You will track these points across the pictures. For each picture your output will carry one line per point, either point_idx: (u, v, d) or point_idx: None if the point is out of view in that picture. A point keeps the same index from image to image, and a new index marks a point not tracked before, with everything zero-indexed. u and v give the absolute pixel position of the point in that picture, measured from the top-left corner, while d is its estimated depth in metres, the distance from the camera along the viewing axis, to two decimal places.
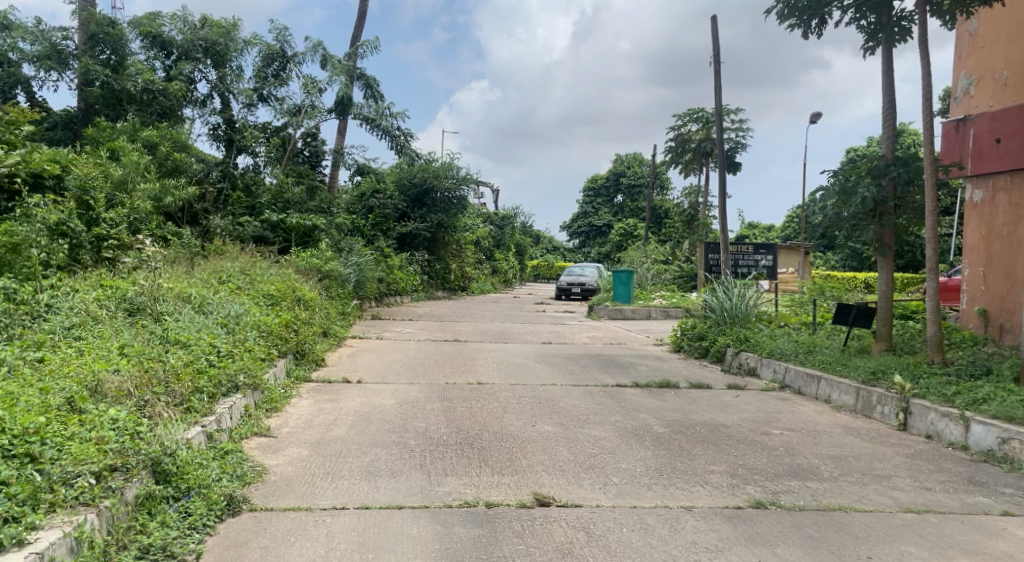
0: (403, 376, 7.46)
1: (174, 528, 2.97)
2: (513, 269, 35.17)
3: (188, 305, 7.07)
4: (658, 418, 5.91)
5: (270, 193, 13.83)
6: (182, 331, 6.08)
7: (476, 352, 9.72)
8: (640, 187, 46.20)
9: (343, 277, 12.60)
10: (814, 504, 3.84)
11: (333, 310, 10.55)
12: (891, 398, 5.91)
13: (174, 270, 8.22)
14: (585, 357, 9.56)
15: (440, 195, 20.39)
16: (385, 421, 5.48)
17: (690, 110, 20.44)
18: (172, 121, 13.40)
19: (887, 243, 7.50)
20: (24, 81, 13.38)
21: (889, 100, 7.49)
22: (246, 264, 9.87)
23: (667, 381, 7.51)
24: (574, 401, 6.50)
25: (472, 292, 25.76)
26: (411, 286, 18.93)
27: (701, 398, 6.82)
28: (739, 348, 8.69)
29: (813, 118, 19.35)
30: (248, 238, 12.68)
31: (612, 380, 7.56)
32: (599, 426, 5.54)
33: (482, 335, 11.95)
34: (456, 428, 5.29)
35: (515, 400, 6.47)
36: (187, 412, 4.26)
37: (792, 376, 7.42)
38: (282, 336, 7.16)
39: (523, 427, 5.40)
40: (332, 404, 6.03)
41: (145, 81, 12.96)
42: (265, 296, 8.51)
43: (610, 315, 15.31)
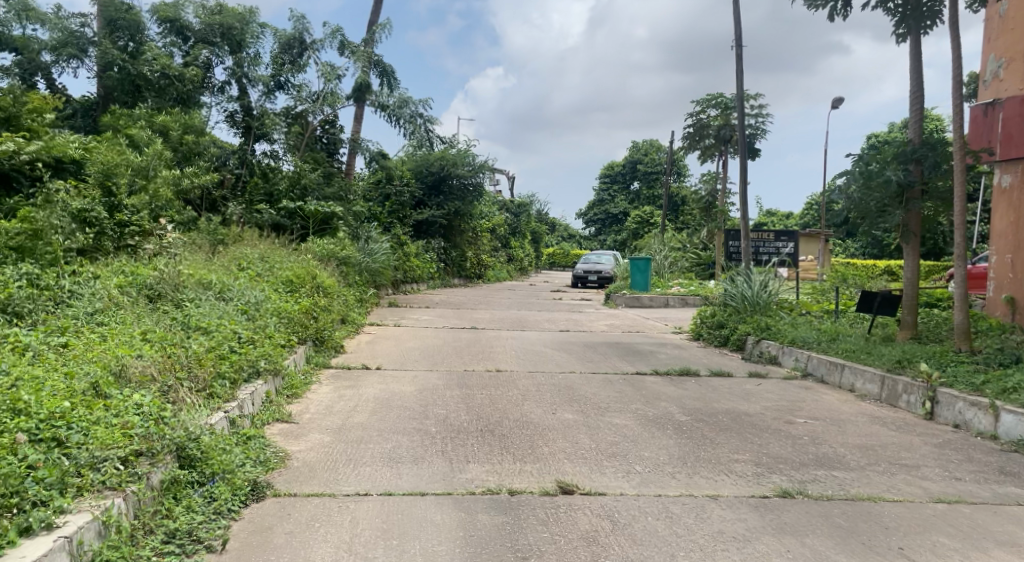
0: (421, 363, 7.46)
1: (200, 513, 2.98)
2: (528, 257, 35.12)
3: (209, 291, 7.10)
4: (680, 406, 5.84)
5: (287, 179, 13.81)
6: (203, 317, 6.11)
7: (493, 339, 9.71)
8: (657, 174, 45.83)
9: (361, 264, 12.63)
10: (842, 493, 3.77)
11: (351, 297, 10.58)
12: (918, 386, 5.77)
13: (194, 256, 8.26)
14: (604, 345, 9.51)
15: (457, 183, 20.36)
16: (405, 407, 5.48)
17: (709, 95, 20.13)
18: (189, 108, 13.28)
19: (912, 229, 7.30)
20: (44, 68, 13.52)
21: (916, 83, 7.28)
22: (266, 251, 9.90)
23: (687, 369, 7.44)
24: (593, 388, 6.46)
25: (488, 279, 25.77)
26: (427, 274, 18.95)
27: (723, 387, 6.74)
28: (760, 336, 8.58)
29: (836, 102, 18.98)
30: (266, 225, 12.73)
31: (632, 368, 7.51)
32: (620, 414, 5.49)
33: (500, 322, 11.93)
34: (476, 415, 5.27)
35: (534, 388, 6.44)
36: (210, 398, 4.27)
37: (814, 365, 7.30)
38: (302, 322, 7.18)
39: (544, 414, 5.37)
40: (352, 390, 6.05)
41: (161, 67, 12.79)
42: (285, 283, 8.53)
43: (628, 303, 15.22)
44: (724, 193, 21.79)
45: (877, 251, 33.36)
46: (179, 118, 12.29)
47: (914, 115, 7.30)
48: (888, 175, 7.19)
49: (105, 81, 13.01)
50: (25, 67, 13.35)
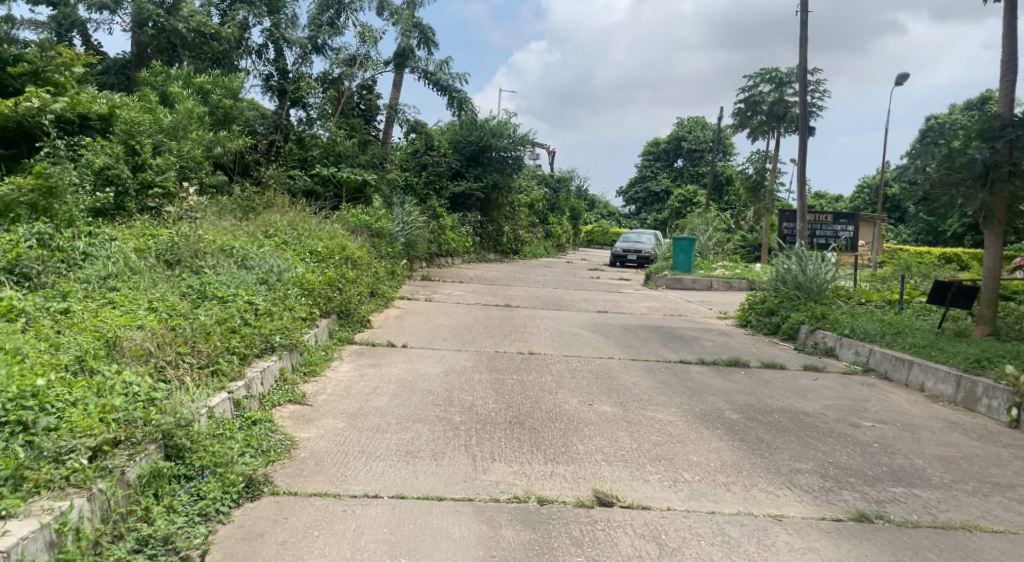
0: (450, 342, 7.04)
1: (181, 515, 2.65)
2: (566, 234, 34.51)
3: (229, 258, 6.79)
4: (729, 401, 5.28)
5: (322, 145, 13.39)
6: (220, 286, 5.81)
7: (527, 318, 9.24)
8: (702, 152, 44.42)
9: (393, 235, 12.28)
10: (928, 517, 3.16)
11: (382, 269, 10.23)
12: (1002, 390, 5.02)
13: (219, 222, 7.96)
14: (644, 328, 8.95)
15: (496, 154, 19.82)
16: (429, 391, 5.07)
17: (763, 69, 19.02)
18: (225, 68, 13.13)
19: (997, 214, 6.32)
20: (80, 23, 13.45)
21: (1011, 49, 6.32)
22: (295, 218, 9.59)
23: (735, 359, 6.84)
24: (634, 378, 5.94)
25: (525, 255, 25.27)
26: (462, 248, 18.55)
27: (776, 381, 6.14)
28: (815, 326, 7.91)
29: (902, 77, 17.69)
30: (298, 192, 12.47)
31: (675, 356, 6.96)
32: (662, 408, 4.97)
33: (535, 300, 11.47)
34: (504, 404, 4.81)
35: (570, 374, 5.96)
36: (214, 375, 3.92)
37: (877, 360, 6.62)
38: (327, 295, 6.80)
39: (579, 406, 4.88)
40: (374, 370, 5.67)
41: (196, 24, 12.51)
42: (312, 252, 8.20)
43: (669, 285, 14.57)
44: (775, 173, 20.62)
45: (931, 238, 31.82)
46: (214, 78, 12.03)
47: (1006, 85, 6.31)
48: (971, 154, 6.21)
49: (139, 37, 12.75)
50: (63, 22, 13.29)
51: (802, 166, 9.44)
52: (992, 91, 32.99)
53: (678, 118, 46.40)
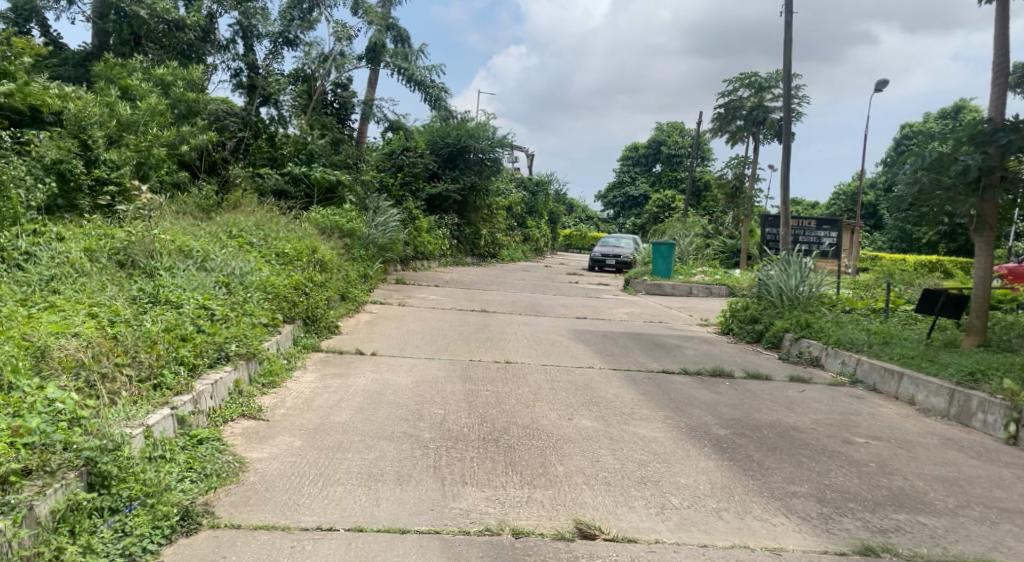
0: (423, 349, 6.70)
1: (101, 556, 2.30)
2: (545, 238, 34.30)
3: (188, 259, 6.36)
4: (715, 416, 5.03)
5: (292, 144, 13.00)
6: (175, 289, 5.41)
7: (504, 324, 8.95)
8: (680, 157, 44.55)
9: (366, 237, 11.90)
10: (938, 549, 2.91)
11: (354, 272, 9.86)
12: (998, 405, 4.86)
13: (179, 221, 7.53)
14: (624, 336, 8.71)
15: (474, 156, 19.51)
16: (397, 404, 4.73)
17: (743, 73, 18.92)
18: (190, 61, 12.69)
19: (988, 221, 6.20)
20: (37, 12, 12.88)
21: (1002, 53, 6.19)
22: (262, 218, 9.19)
23: (719, 369, 6.60)
24: (615, 390, 5.66)
25: (502, 259, 24.97)
26: (439, 251, 18.19)
27: (762, 393, 5.92)
28: (799, 335, 7.72)
29: (880, 84, 17.76)
30: (268, 191, 12.06)
31: (657, 365, 6.71)
32: (646, 423, 4.69)
33: (512, 305, 11.18)
34: (478, 418, 4.49)
35: (548, 385, 5.67)
36: (156, 390, 3.54)
37: (865, 371, 6.44)
38: (292, 299, 6.41)
39: (558, 421, 4.58)
40: (340, 380, 5.31)
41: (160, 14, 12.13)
42: (278, 255, 7.80)
43: (648, 290, 14.38)
44: (754, 178, 20.55)
45: (905, 245, 32.24)
46: (180, 72, 11.52)
47: (996, 90, 6.15)
48: (963, 161, 6.05)
49: (101, 27, 12.19)
50: (19, 11, 12.69)
51: (785, 171, 9.23)
52: (964, 100, 33.58)
53: (657, 124, 46.54)
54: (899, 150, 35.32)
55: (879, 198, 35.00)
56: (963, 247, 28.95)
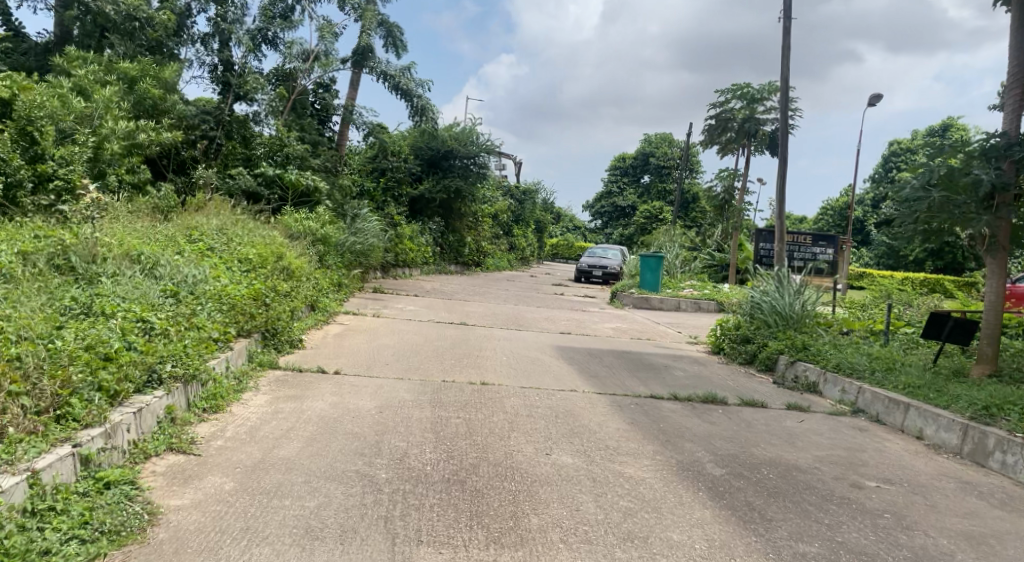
0: (392, 368, 6.18)
1: None
2: (531, 247, 33.88)
3: (135, 265, 5.78)
4: (709, 451, 4.57)
5: (267, 144, 12.47)
6: (113, 299, 4.84)
7: (483, 339, 8.45)
8: (669, 169, 44.39)
9: (342, 243, 11.37)
10: None
11: (325, 281, 9.31)
12: (1018, 445, 4.45)
13: (131, 223, 6.96)
14: (610, 354, 8.24)
15: (458, 162, 19.05)
16: (354, 435, 4.19)
17: (735, 85, 18.65)
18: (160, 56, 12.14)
19: (1002, 241, 5.81)
20: None
21: (1019, 63, 5.84)
22: (227, 222, 8.67)
23: (712, 395, 6.15)
24: (600, 418, 5.18)
25: (487, 268, 24.50)
26: (421, 259, 17.68)
27: (757, 423, 5.47)
28: (795, 358, 7.29)
29: (873, 98, 17.52)
30: (239, 193, 11.52)
31: (645, 389, 6.24)
32: (633, 460, 4.20)
33: (494, 317, 10.69)
34: (445, 453, 3.97)
35: (526, 412, 5.15)
36: (58, 423, 2.92)
37: (867, 400, 6.02)
38: (249, 311, 5.86)
39: (534, 457, 4.06)
40: (293, 404, 4.77)
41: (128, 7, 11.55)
42: (241, 262, 7.24)
43: (635, 303, 13.95)
44: (743, 192, 20.26)
45: (892, 261, 32.23)
46: (148, 69, 10.93)
47: (1012, 102, 5.80)
48: (974, 174, 5.70)
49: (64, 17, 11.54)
50: None
51: (781, 182, 8.72)
52: (951, 118, 33.71)
53: (646, 135, 46.35)
54: (886, 167, 35.34)
55: (866, 214, 34.97)
56: (948, 264, 28.92)
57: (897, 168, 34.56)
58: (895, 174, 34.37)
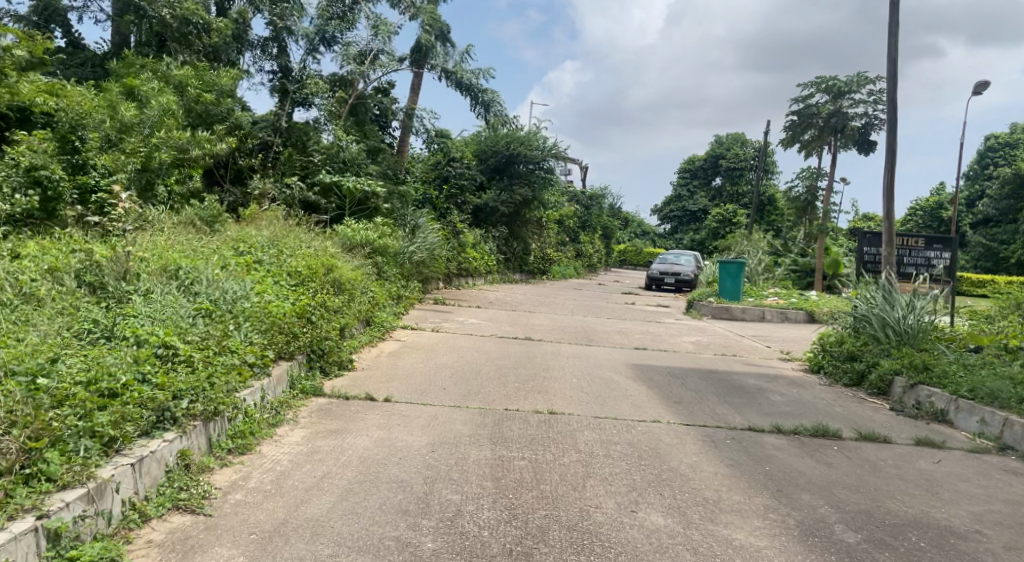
0: (449, 394, 5.55)
1: None
2: (598, 253, 32.96)
3: (172, 283, 5.57)
4: (834, 505, 3.65)
5: (325, 150, 12.36)
6: (138, 321, 4.55)
7: (549, 356, 7.75)
8: (741, 171, 42.33)
9: (403, 252, 10.93)
10: None
11: (382, 292, 8.89)
12: None
13: (173, 237, 6.96)
14: (693, 373, 7.35)
15: (524, 167, 18.64)
16: (398, 484, 3.58)
17: (819, 77, 17.19)
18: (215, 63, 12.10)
19: None
20: (61, 15, 13.01)
21: None
22: (279, 233, 8.45)
23: (823, 426, 5.15)
24: (692, 459, 4.34)
25: (553, 276, 23.77)
26: (485, 267, 17.13)
27: (886, 464, 4.46)
28: (915, 380, 6.07)
29: (979, 86, 15.73)
30: (296, 203, 11.41)
31: (741, 420, 5.33)
32: (740, 520, 3.35)
33: (560, 330, 9.97)
34: (506, 512, 3.28)
35: (602, 451, 4.39)
36: (27, 484, 2.57)
37: (1018, 434, 4.78)
38: (291, 330, 5.47)
39: (617, 516, 3.31)
40: (334, 442, 4.27)
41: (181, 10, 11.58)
42: (290, 274, 6.90)
43: (714, 314, 12.92)
44: (828, 192, 18.70)
45: (992, 264, 29.71)
46: (201, 74, 10.78)
47: None
48: None
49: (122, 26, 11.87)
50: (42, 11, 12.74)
51: (892, 167, 7.46)
52: None
53: (717, 136, 44.59)
54: (981, 162, 32.46)
55: (961, 213, 32.19)
56: None
57: (996, 164, 31.65)
58: (993, 170, 31.51)
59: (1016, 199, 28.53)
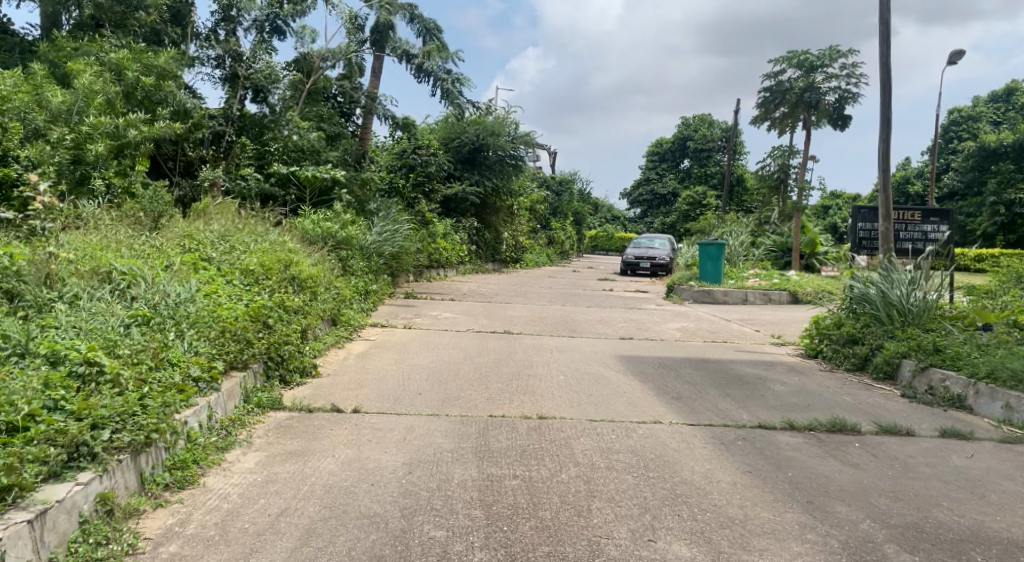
0: (425, 401, 4.97)
1: None
2: (571, 240, 32.57)
3: (104, 287, 4.87)
4: (876, 518, 3.17)
5: (281, 139, 11.72)
6: (57, 334, 3.86)
7: (531, 351, 7.21)
8: (709, 152, 42.31)
9: (369, 244, 10.28)
10: None
11: (347, 288, 8.24)
12: None
13: (112, 235, 6.23)
14: (686, 363, 6.88)
15: (493, 154, 18.03)
16: (370, 521, 3.00)
17: (792, 52, 16.83)
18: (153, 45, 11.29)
19: None
20: None
21: None
22: (233, 227, 7.76)
23: (838, 419, 4.70)
24: (706, 467, 3.83)
25: (527, 264, 23.28)
26: (457, 258, 16.52)
27: (916, 461, 4.01)
28: (926, 364, 5.68)
29: (952, 55, 15.53)
30: (252, 195, 10.66)
31: (749, 417, 4.85)
32: (777, 546, 2.85)
33: (540, 321, 9.45)
34: (502, 553, 2.73)
35: (604, 462, 3.86)
36: None
37: None
38: (243, 337, 4.80)
39: (633, 550, 2.78)
40: (294, 467, 3.66)
41: None
42: (243, 272, 6.23)
43: (696, 298, 12.54)
44: (802, 169, 18.48)
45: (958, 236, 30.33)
46: (137, 57, 9.85)
47: None
48: None
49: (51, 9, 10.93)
50: None
51: (887, 136, 7.03)
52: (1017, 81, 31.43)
53: (684, 118, 44.42)
54: (945, 137, 32.85)
55: (925, 187, 32.60)
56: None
57: (960, 139, 32.09)
58: (957, 144, 31.97)
59: (980, 171, 28.90)
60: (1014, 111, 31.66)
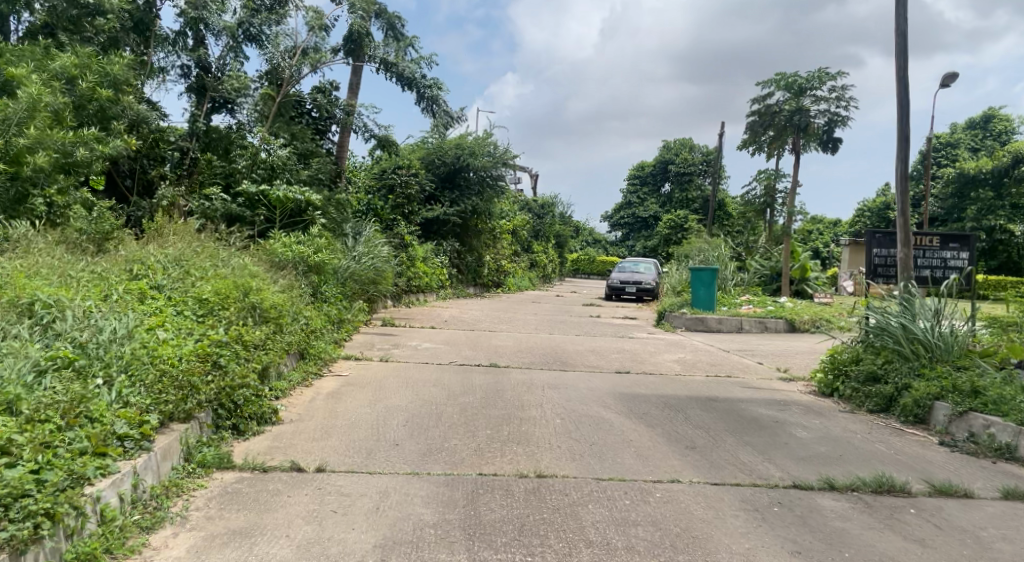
0: (403, 456, 4.23)
1: None
2: (552, 264, 31.84)
3: (21, 322, 4.09)
4: None
5: (249, 155, 10.94)
6: None
7: (520, 388, 6.51)
8: (690, 175, 42.23)
9: (342, 268, 9.53)
10: None
11: (317, 317, 7.47)
12: None
13: (45, 259, 5.46)
14: (692, 402, 6.23)
15: (473, 175, 17.47)
16: None
17: (780, 75, 16.58)
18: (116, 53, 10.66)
19: None
20: None
21: None
22: (189, 250, 6.97)
23: (882, 477, 4.07)
24: (747, 546, 3.14)
25: (508, 288, 22.58)
26: (436, 282, 15.81)
27: (990, 534, 3.37)
28: (964, 409, 5.11)
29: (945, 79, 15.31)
30: (216, 216, 9.91)
31: (780, 473, 4.19)
32: None
33: (528, 352, 8.76)
34: None
35: (622, 540, 3.16)
36: None
37: None
38: (188, 383, 4.03)
39: None
40: (235, 553, 2.90)
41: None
42: (197, 302, 5.48)
43: (688, 326, 11.95)
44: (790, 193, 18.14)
45: None
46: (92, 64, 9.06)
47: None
48: None
49: None
50: None
51: (905, 152, 6.53)
52: (994, 109, 31.94)
53: (665, 141, 44.34)
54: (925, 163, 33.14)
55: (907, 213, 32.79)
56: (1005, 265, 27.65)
57: (939, 164, 32.42)
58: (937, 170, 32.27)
59: (960, 198, 29.04)
60: (990, 139, 32.12)
